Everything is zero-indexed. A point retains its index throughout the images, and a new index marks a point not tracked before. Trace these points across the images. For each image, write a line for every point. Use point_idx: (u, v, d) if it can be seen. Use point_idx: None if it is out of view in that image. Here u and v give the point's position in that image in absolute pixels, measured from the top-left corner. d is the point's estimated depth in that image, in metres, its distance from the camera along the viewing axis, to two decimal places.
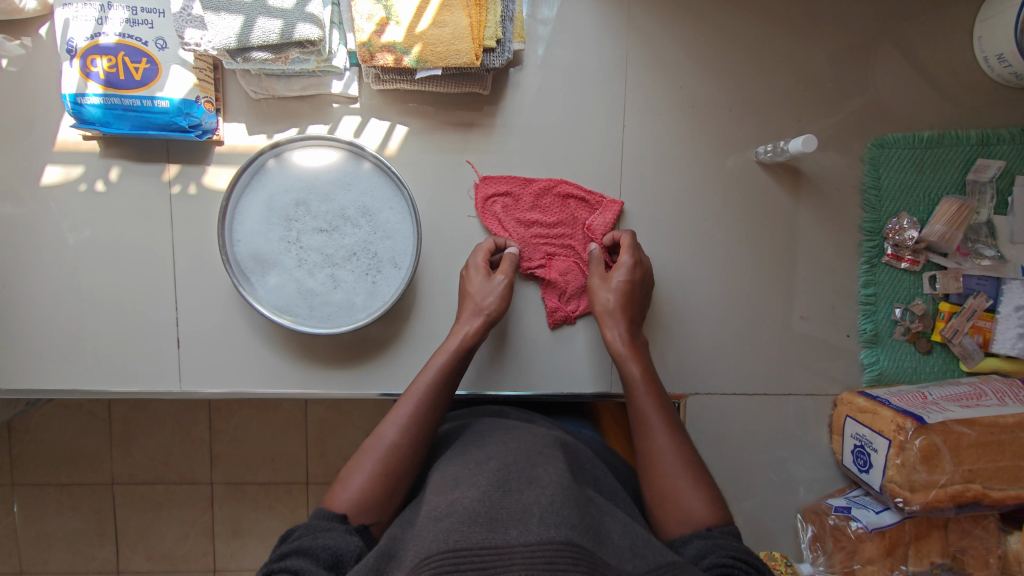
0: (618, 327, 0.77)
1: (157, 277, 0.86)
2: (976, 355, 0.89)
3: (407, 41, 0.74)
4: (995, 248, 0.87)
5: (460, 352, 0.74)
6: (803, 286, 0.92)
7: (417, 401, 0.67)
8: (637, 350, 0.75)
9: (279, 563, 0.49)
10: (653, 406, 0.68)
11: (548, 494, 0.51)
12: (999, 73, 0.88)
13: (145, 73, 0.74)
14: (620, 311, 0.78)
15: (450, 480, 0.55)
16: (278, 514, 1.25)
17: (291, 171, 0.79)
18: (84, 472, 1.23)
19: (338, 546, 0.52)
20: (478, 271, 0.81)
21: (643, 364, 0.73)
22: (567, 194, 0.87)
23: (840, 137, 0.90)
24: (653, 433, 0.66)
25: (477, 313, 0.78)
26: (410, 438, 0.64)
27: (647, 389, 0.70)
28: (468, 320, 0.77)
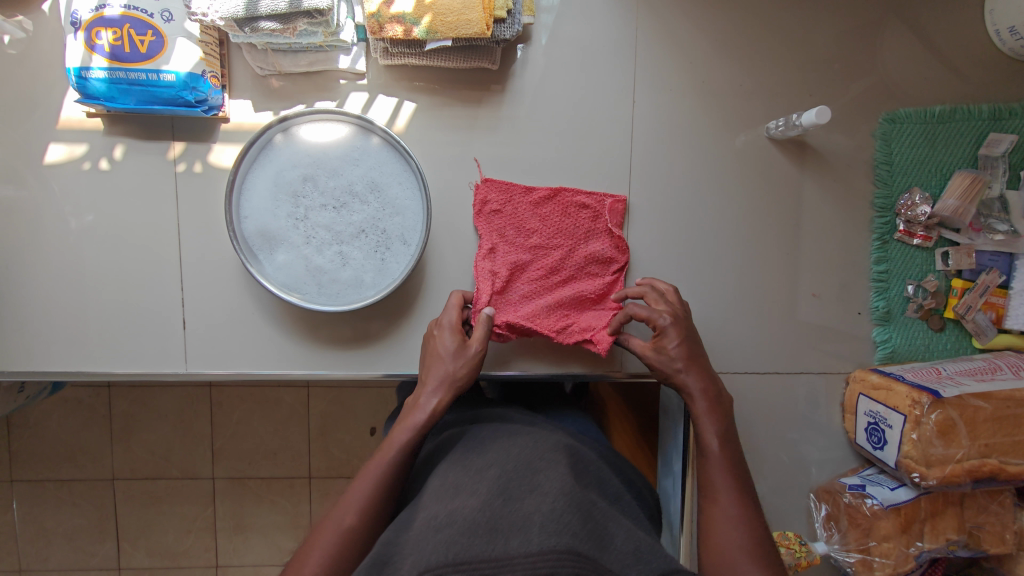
0: (699, 383, 0.70)
1: (161, 258, 0.85)
2: (990, 332, 0.89)
3: (417, 11, 0.70)
4: (1008, 223, 0.86)
5: (425, 424, 0.66)
6: (815, 264, 0.91)
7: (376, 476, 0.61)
8: (723, 420, 0.68)
9: None
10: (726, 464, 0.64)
11: (549, 501, 0.51)
12: (1011, 47, 0.87)
13: (150, 45, 0.72)
14: (695, 365, 0.71)
15: (450, 487, 0.54)
16: (281, 509, 1.24)
17: (296, 149, 0.77)
18: (84, 467, 1.22)
19: None
20: (449, 335, 0.74)
21: (724, 426, 0.67)
22: (568, 203, 0.86)
23: (851, 113, 0.89)
24: (724, 500, 0.62)
25: (441, 385, 0.69)
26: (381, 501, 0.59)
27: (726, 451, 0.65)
28: (429, 392, 0.68)
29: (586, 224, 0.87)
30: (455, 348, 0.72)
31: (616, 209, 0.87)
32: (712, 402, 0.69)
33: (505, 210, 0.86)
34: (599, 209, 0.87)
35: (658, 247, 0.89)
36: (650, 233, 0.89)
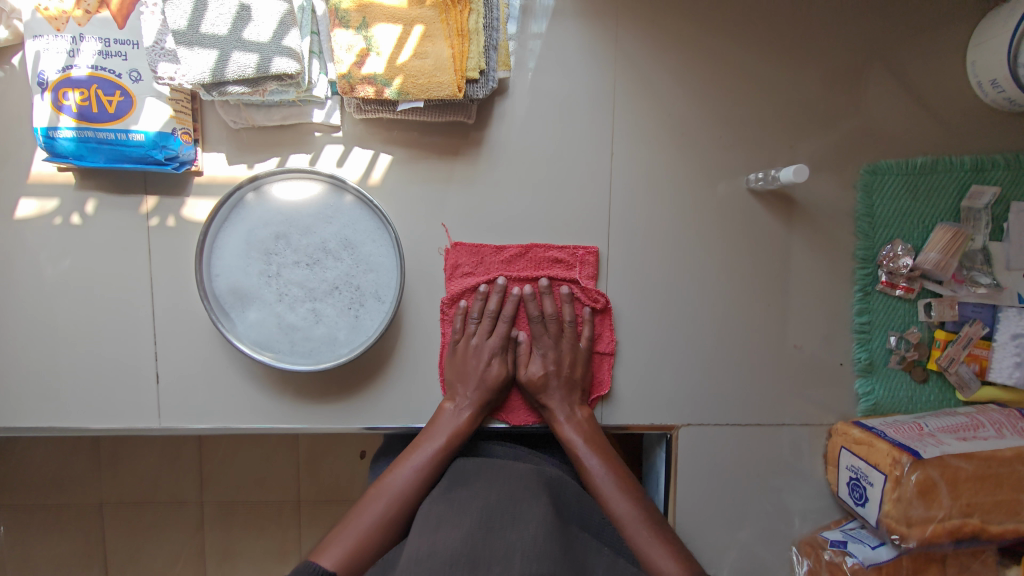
0: (560, 408, 0.83)
1: (136, 312, 0.84)
2: (973, 385, 0.88)
3: (388, 72, 0.69)
4: (991, 276, 0.85)
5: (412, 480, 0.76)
6: (796, 315, 0.90)
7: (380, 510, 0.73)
8: (594, 447, 0.80)
9: None
10: (604, 473, 0.78)
11: (529, 531, 0.62)
12: (993, 98, 0.85)
13: (119, 105, 0.71)
14: (563, 397, 0.83)
15: (435, 519, 0.65)
16: (270, 537, 1.22)
17: (268, 207, 0.76)
18: (71, 493, 1.21)
19: None
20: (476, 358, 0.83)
21: (591, 440, 0.81)
22: (541, 258, 0.86)
23: (833, 164, 0.88)
24: (613, 498, 0.76)
25: (473, 400, 0.82)
26: (382, 528, 0.71)
27: (598, 456, 0.79)
28: (464, 401, 0.82)
29: (560, 273, 0.86)
30: (486, 370, 0.82)
31: (588, 260, 0.86)
32: (577, 425, 0.82)
33: (477, 271, 0.86)
34: (572, 261, 0.86)
35: (638, 300, 0.88)
36: (630, 286, 0.88)
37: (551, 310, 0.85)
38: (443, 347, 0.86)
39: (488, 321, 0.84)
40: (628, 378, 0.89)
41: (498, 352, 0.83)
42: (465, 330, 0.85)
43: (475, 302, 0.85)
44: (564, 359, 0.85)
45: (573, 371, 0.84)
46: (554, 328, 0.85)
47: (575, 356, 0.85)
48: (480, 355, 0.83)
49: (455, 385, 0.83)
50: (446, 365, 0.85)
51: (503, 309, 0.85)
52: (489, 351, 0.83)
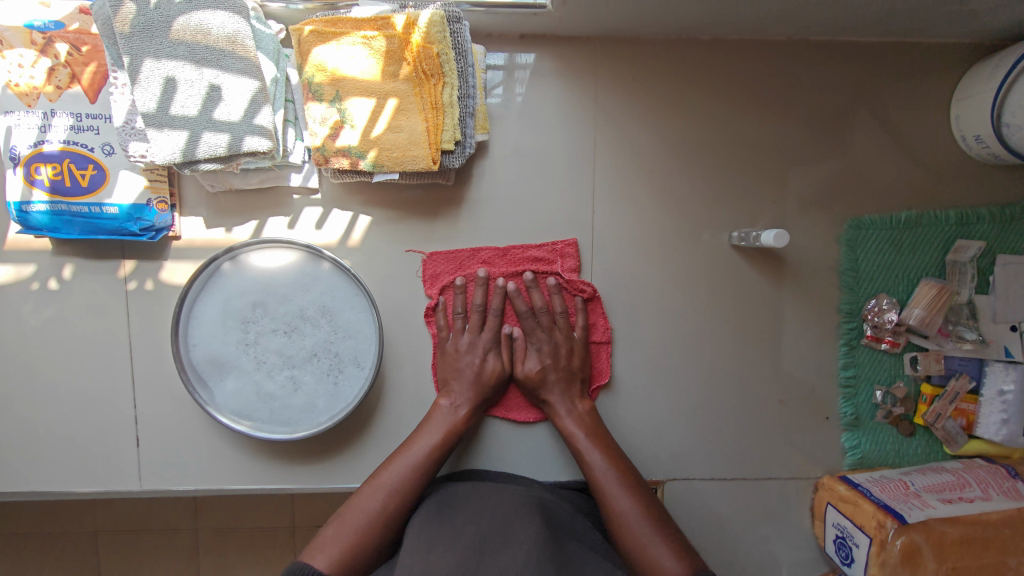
0: (558, 400, 0.81)
1: (114, 377, 0.83)
2: (960, 439, 0.87)
3: (362, 144, 0.69)
4: (976, 331, 0.85)
5: (408, 474, 0.72)
6: (781, 369, 0.90)
7: (375, 504, 0.69)
8: (595, 441, 0.77)
9: None
10: (605, 466, 0.75)
11: (524, 552, 0.58)
12: (978, 152, 0.84)
13: (92, 179, 0.71)
14: (561, 389, 0.81)
15: (425, 544, 0.60)
16: (267, 565, 1.17)
17: (244, 276, 0.76)
18: (67, 519, 1.18)
19: None
20: (469, 352, 0.81)
21: (595, 438, 0.78)
22: (522, 257, 0.84)
23: (817, 219, 0.87)
24: (615, 493, 0.72)
25: (467, 398, 0.80)
26: (376, 525, 0.68)
27: (599, 448, 0.77)
28: (459, 398, 0.80)
29: (541, 267, 0.85)
30: (480, 367, 0.81)
31: (569, 253, 0.85)
32: (577, 419, 0.80)
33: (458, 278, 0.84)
34: (554, 256, 0.85)
35: (621, 354, 0.88)
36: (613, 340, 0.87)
37: (540, 302, 0.83)
38: (434, 346, 0.85)
39: (476, 316, 0.83)
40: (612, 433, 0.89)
41: (490, 347, 0.82)
42: (454, 327, 0.83)
43: (458, 300, 0.83)
44: (559, 349, 0.82)
45: (569, 361, 0.82)
46: (547, 320, 0.83)
47: (569, 346, 0.83)
48: (472, 352, 0.82)
49: (448, 382, 0.81)
50: (437, 363, 0.83)
51: (490, 303, 0.83)
52: (482, 346, 0.82)
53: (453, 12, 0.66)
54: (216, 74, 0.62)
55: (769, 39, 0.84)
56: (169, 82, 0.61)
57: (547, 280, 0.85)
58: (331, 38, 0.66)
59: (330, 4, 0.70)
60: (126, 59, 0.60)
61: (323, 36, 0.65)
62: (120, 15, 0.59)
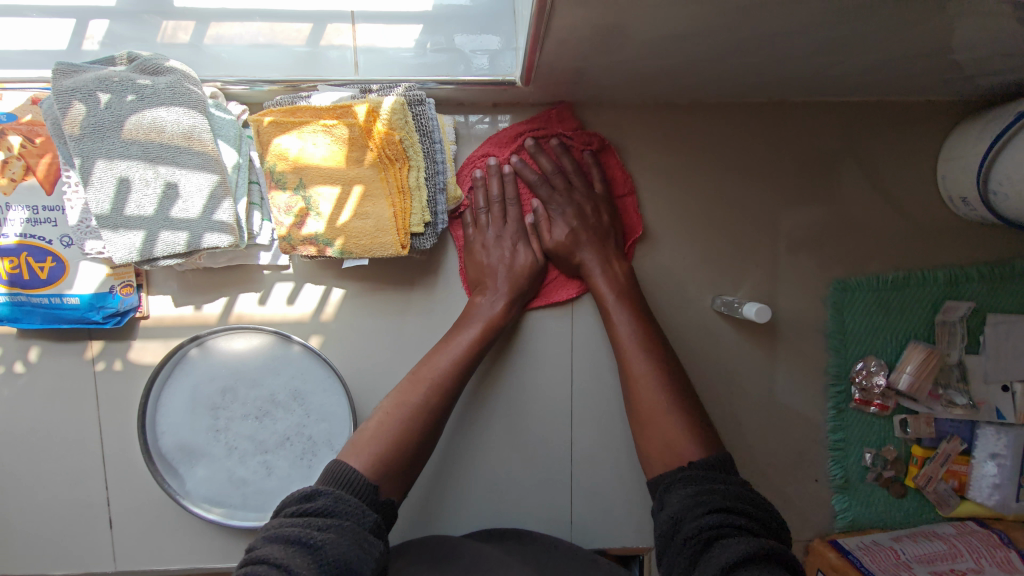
0: (591, 260, 0.77)
1: (82, 458, 0.81)
2: (952, 502, 0.85)
3: (329, 232, 0.67)
4: (967, 394, 0.83)
5: (445, 371, 0.70)
6: (769, 432, 0.87)
7: (415, 405, 0.67)
8: (627, 312, 0.73)
9: (306, 504, 0.54)
10: (632, 335, 0.72)
11: None
12: (966, 213, 0.82)
13: (51, 271, 0.69)
14: (586, 249, 0.77)
15: None
16: None
17: (213, 362, 0.74)
18: None
19: (353, 514, 0.55)
20: (493, 239, 0.78)
21: (628, 307, 0.74)
22: (522, 135, 0.79)
23: (801, 281, 0.86)
24: (637, 360, 0.70)
25: (503, 292, 0.76)
26: (414, 431, 0.66)
27: (627, 315, 0.73)
28: (493, 291, 0.76)
29: (546, 135, 0.79)
30: (511, 259, 0.77)
31: (567, 114, 0.80)
32: (608, 277, 0.76)
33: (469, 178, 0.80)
34: (550, 124, 0.80)
35: (603, 422, 0.84)
36: (593, 409, 0.84)
37: (550, 166, 0.78)
38: (461, 249, 0.81)
39: (496, 208, 0.78)
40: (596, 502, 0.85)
41: (518, 237, 0.78)
42: (478, 225, 0.79)
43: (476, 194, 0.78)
44: (581, 214, 0.78)
45: (596, 223, 0.78)
46: (561, 184, 0.78)
47: (591, 205, 0.79)
48: (498, 244, 0.78)
49: (482, 281, 0.78)
50: (466, 265, 0.79)
51: (505, 192, 0.78)
52: (510, 239, 0.78)
53: (416, 95, 0.66)
54: (172, 171, 0.60)
55: (749, 102, 0.83)
56: (123, 182, 0.59)
57: (550, 142, 0.79)
58: (290, 128, 0.64)
59: (292, 87, 0.67)
60: (76, 161, 0.58)
61: (283, 126, 0.64)
62: (69, 117, 0.57)
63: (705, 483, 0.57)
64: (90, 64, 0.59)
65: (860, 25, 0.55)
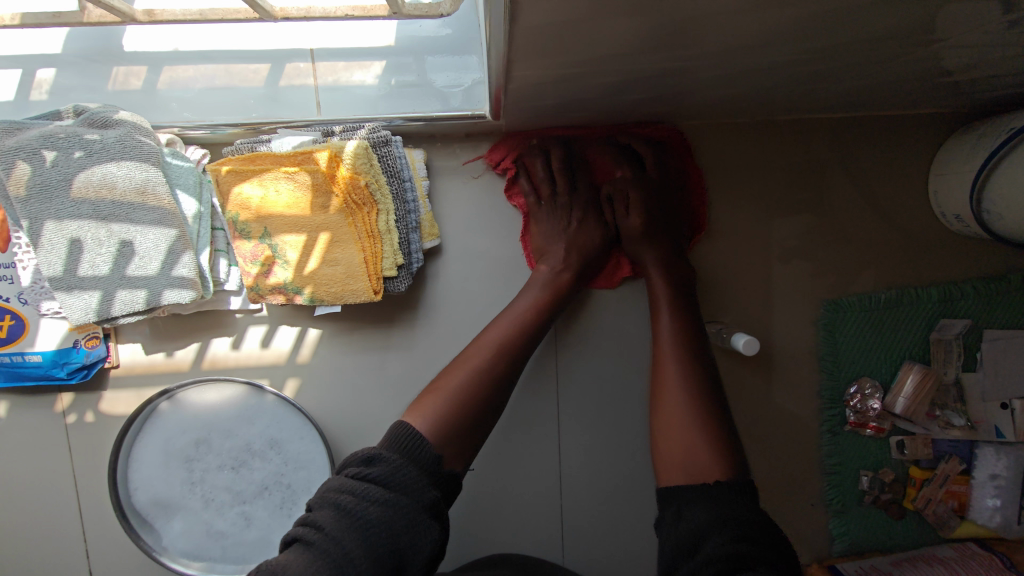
0: (654, 248, 0.72)
1: (56, 513, 0.79)
2: (952, 523, 0.82)
3: (297, 280, 0.64)
4: (964, 414, 0.81)
5: (500, 346, 0.63)
6: (762, 458, 0.85)
7: (476, 368, 0.61)
8: (676, 300, 0.67)
9: (364, 470, 0.50)
10: (670, 336, 0.64)
11: None
12: (959, 228, 0.80)
13: (10, 329, 0.67)
14: (651, 234, 0.72)
15: None
16: None
17: (184, 414, 0.72)
18: None
19: (412, 491, 0.49)
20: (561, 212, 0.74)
21: (674, 306, 0.67)
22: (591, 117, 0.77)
23: (791, 302, 0.83)
24: (667, 362, 0.62)
25: (569, 261, 0.72)
26: (485, 389, 0.59)
27: (669, 306, 0.67)
28: (557, 261, 0.72)
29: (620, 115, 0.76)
30: (573, 230, 0.73)
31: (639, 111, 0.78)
32: (666, 266, 0.71)
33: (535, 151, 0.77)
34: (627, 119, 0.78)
35: (592, 453, 0.82)
36: (582, 441, 0.82)
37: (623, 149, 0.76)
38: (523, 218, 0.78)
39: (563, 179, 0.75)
40: (588, 537, 0.82)
41: (584, 210, 0.75)
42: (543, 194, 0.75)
43: (541, 162, 0.75)
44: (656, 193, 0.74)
45: (668, 206, 0.74)
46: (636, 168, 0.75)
47: (664, 192, 0.75)
48: (561, 216, 0.74)
49: (546, 250, 0.74)
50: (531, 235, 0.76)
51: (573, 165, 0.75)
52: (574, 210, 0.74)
53: (380, 136, 0.63)
54: (126, 228, 0.58)
55: (731, 121, 0.81)
56: (74, 242, 0.56)
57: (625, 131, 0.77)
58: (250, 176, 0.61)
59: (253, 130, 0.64)
60: (24, 223, 0.55)
61: (242, 174, 0.61)
62: (14, 178, 0.54)
63: (731, 503, 0.49)
64: (33, 120, 0.56)
65: (839, 50, 0.53)
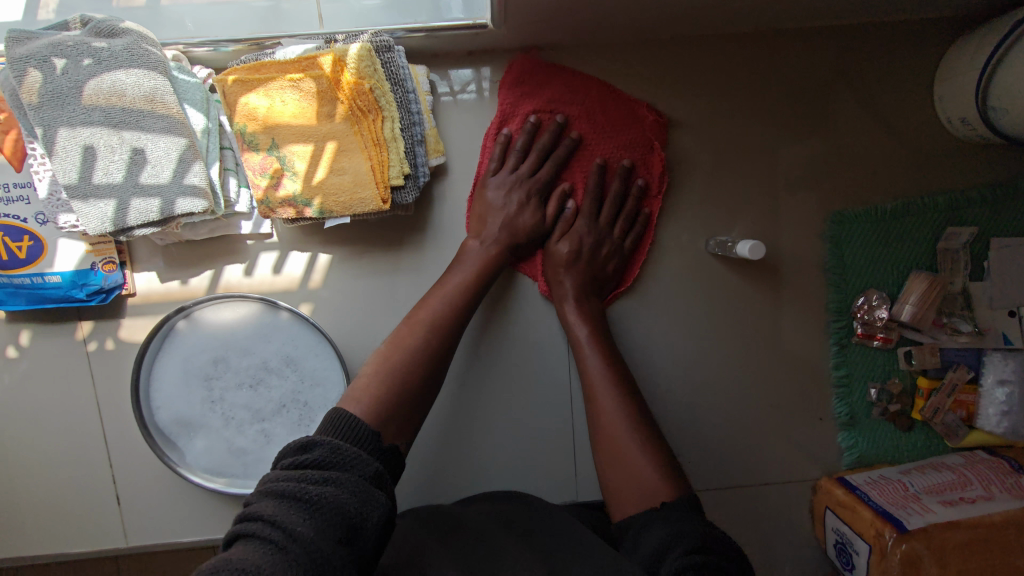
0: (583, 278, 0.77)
1: (82, 438, 0.81)
2: (960, 432, 0.83)
3: (307, 191, 0.65)
4: (972, 322, 0.81)
5: (439, 325, 0.66)
6: (771, 372, 0.86)
7: (415, 347, 0.63)
8: (602, 336, 0.73)
9: (303, 456, 0.47)
10: (602, 368, 0.70)
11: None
12: (965, 133, 0.79)
13: (29, 250, 0.69)
14: (586, 275, 0.77)
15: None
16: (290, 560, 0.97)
17: (201, 333, 0.74)
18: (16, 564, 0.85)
19: (359, 465, 0.48)
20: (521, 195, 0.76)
21: (603, 344, 0.72)
22: (600, 98, 0.79)
23: (797, 215, 0.83)
24: (601, 395, 0.67)
25: (501, 243, 0.74)
26: (425, 367, 0.62)
27: (600, 344, 0.72)
28: (491, 238, 0.74)
29: (622, 135, 0.80)
30: (517, 213, 0.75)
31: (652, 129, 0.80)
32: (586, 307, 0.76)
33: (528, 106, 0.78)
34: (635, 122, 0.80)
35: None
36: None
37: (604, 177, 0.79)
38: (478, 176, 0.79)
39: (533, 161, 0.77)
40: None
41: (539, 201, 0.77)
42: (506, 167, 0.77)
43: (523, 136, 0.77)
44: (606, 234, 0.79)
45: (609, 249, 0.79)
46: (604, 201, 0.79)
47: (611, 241, 0.79)
48: (514, 194, 0.76)
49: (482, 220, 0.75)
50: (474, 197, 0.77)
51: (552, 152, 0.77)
52: (531, 195, 0.76)
53: (383, 41, 0.63)
54: (137, 135, 0.59)
55: (733, 34, 0.80)
56: (88, 150, 0.58)
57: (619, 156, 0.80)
58: (256, 86, 0.62)
59: (258, 45, 0.65)
60: (39, 131, 0.57)
61: (248, 84, 0.62)
62: (26, 85, 0.56)
63: (684, 522, 0.51)
64: (44, 31, 0.58)
65: None
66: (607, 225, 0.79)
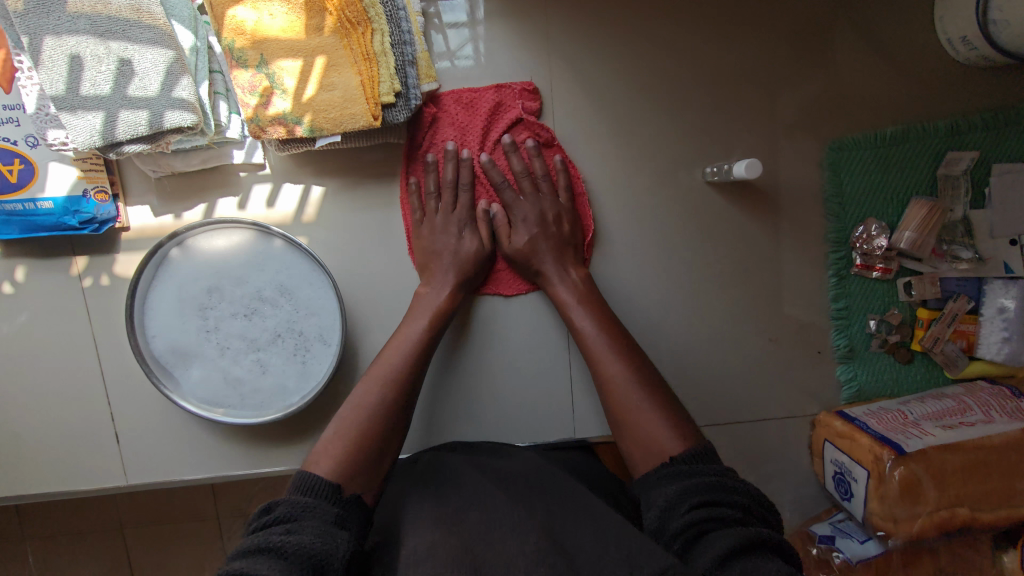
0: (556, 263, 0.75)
1: (80, 375, 0.81)
2: (960, 362, 0.82)
3: (297, 108, 0.64)
4: (972, 248, 0.80)
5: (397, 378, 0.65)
6: (771, 305, 0.85)
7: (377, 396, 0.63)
8: (593, 303, 0.72)
9: (264, 518, 0.48)
10: (598, 333, 0.69)
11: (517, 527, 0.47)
12: (965, 55, 0.79)
13: (20, 175, 0.70)
14: (559, 258, 0.75)
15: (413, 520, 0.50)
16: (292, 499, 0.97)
17: (195, 262, 0.74)
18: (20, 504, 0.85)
19: (322, 512, 0.49)
20: (456, 231, 0.76)
21: (597, 311, 0.71)
22: (472, 100, 0.77)
23: (796, 144, 0.83)
24: (605, 360, 0.66)
25: (452, 280, 0.74)
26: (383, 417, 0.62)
27: (596, 312, 0.71)
28: (442, 281, 0.74)
29: (502, 117, 0.78)
30: (458, 246, 0.75)
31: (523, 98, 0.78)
32: (574, 286, 0.74)
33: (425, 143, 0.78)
34: (508, 100, 0.78)
35: None
36: None
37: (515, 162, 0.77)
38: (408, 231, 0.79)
39: (448, 193, 0.76)
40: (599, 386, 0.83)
41: (468, 227, 0.77)
42: (426, 210, 0.77)
43: (430, 176, 0.77)
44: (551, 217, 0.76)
45: (558, 228, 0.77)
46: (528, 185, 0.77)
47: (556, 208, 0.77)
48: (447, 230, 0.76)
49: (429, 266, 0.76)
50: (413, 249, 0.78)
51: (458, 177, 0.77)
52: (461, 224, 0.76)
53: None
54: (123, 45, 0.59)
55: None
56: (75, 59, 0.57)
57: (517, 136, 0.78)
58: None
59: None
60: (26, 39, 0.56)
61: None
62: None
63: (692, 475, 0.52)
64: None
65: None
66: (546, 200, 0.77)
